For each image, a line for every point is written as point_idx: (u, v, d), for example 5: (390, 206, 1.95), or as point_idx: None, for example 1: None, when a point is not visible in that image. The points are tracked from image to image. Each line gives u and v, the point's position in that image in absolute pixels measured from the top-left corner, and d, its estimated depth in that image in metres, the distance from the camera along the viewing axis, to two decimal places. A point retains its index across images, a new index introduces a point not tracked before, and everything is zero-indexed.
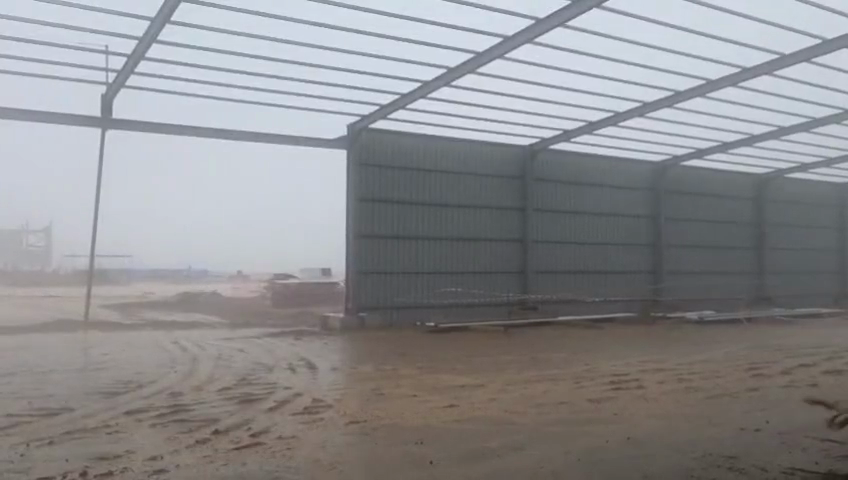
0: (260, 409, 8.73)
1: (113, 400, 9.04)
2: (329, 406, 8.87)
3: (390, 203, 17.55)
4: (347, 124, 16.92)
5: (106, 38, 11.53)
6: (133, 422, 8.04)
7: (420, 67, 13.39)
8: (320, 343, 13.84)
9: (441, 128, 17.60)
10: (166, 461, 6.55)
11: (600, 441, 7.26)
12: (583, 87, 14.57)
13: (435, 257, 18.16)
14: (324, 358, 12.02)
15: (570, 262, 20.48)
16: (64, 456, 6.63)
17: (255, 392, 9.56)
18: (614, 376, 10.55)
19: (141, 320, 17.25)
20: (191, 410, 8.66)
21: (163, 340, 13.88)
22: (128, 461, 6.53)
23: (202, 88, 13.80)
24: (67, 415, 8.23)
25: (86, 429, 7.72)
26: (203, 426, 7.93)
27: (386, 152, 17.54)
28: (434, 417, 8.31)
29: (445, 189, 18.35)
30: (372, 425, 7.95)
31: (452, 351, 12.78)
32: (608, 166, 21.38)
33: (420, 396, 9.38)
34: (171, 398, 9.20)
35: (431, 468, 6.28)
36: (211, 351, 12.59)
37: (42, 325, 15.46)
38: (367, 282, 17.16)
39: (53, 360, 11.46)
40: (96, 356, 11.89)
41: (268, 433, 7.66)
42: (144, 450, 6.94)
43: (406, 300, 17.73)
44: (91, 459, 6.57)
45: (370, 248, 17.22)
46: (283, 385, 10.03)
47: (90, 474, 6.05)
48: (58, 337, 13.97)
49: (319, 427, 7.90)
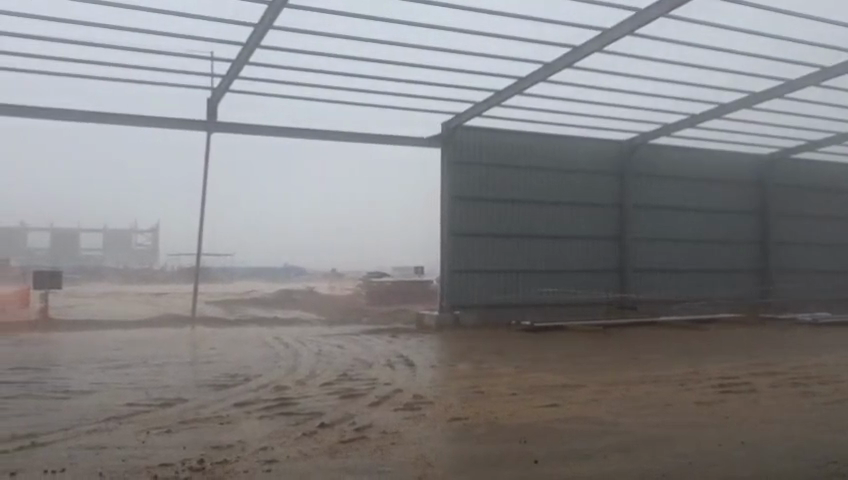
0: (362, 404, 8.86)
1: (222, 392, 9.40)
2: (429, 402, 8.91)
3: (484, 200, 17.48)
4: (442, 123, 16.98)
5: (213, 45, 12.03)
6: (243, 414, 8.33)
7: (517, 62, 13.27)
8: (416, 340, 13.95)
9: (536, 124, 17.39)
10: (277, 451, 6.73)
11: (712, 445, 6.95)
12: (686, 78, 14.07)
13: (530, 255, 17.97)
14: (421, 355, 12.10)
15: (671, 260, 19.82)
16: (181, 444, 6.92)
17: (356, 388, 9.71)
18: (722, 378, 10.12)
19: (243, 316, 17.91)
20: (296, 403, 8.89)
21: (265, 335, 14.35)
22: (239, 451, 6.73)
23: (303, 91, 14.21)
24: (181, 406, 8.62)
25: (199, 419, 8.04)
26: (309, 419, 8.11)
27: (481, 150, 17.46)
28: (537, 417, 8.18)
29: (539, 186, 18.13)
30: (473, 423, 7.91)
31: (550, 351, 12.57)
32: (710, 160, 20.57)
33: (520, 395, 9.28)
34: (277, 391, 9.50)
35: (537, 467, 6.20)
36: (312, 347, 12.90)
37: (154, 320, 16.29)
38: (462, 280, 17.15)
39: (166, 353, 12.04)
40: (205, 350, 12.45)
41: (371, 428, 7.75)
42: (255, 440, 7.17)
43: (501, 299, 17.61)
44: (207, 448, 6.82)
45: (464, 246, 17.20)
46: (383, 381, 10.16)
47: (207, 462, 6.30)
48: (169, 332, 14.69)
49: (421, 422, 7.95)
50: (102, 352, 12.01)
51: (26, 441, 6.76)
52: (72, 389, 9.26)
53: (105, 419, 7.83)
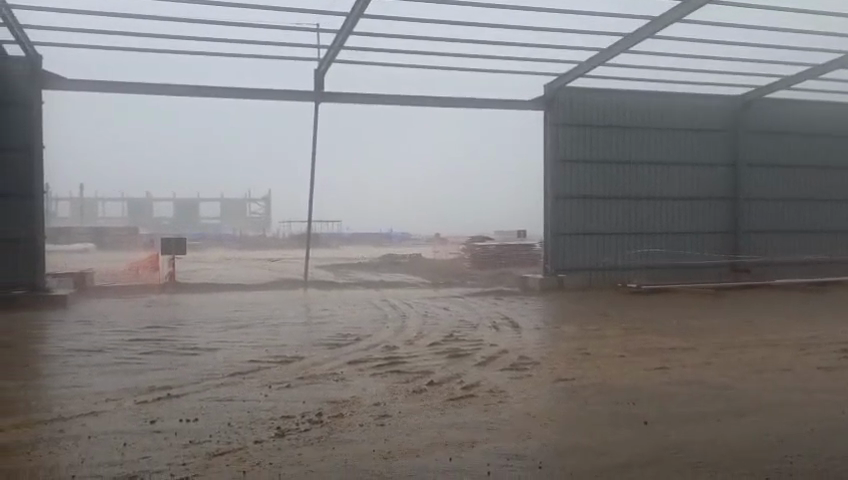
0: (470, 363, 9.10)
1: (336, 351, 9.89)
2: (535, 363, 9.02)
3: (589, 162, 17.17)
4: (545, 85, 16.75)
5: (318, 17, 12.26)
6: (356, 371, 8.74)
7: (624, 19, 12.86)
8: (520, 302, 14.04)
9: (643, 82, 16.85)
10: (389, 407, 7.05)
11: (835, 412, 6.71)
12: (808, 26, 13.18)
13: (637, 217, 17.57)
14: (526, 317, 12.20)
15: (789, 220, 18.84)
16: (301, 399, 7.36)
17: (463, 348, 9.95)
18: (846, 343, 9.64)
19: (351, 280, 18.55)
20: (405, 362, 9.23)
21: (374, 298, 14.84)
22: (355, 406, 7.08)
23: (406, 58, 14.39)
24: (298, 363, 9.14)
25: (316, 375, 8.52)
26: (419, 377, 8.42)
27: (585, 110, 17.12)
28: (646, 379, 8.11)
29: (646, 145, 17.61)
30: (580, 384, 7.97)
31: (659, 313, 12.35)
32: (834, 113, 19.28)
33: (628, 358, 9.22)
34: (387, 350, 9.89)
35: (648, 428, 6.20)
36: (419, 309, 13.26)
37: (270, 283, 17.18)
38: (566, 243, 17.02)
39: (282, 314, 12.73)
40: (318, 311, 13.04)
41: (479, 387, 7.96)
42: (369, 396, 7.53)
43: (606, 262, 17.37)
44: (324, 402, 7.24)
45: (568, 209, 17.03)
46: (489, 342, 10.34)
47: (325, 415, 6.69)
48: (284, 294, 15.47)
49: (528, 382, 8.07)
50: (224, 313, 12.81)
51: (163, 392, 7.37)
52: (199, 346, 9.97)
53: (231, 374, 8.42)
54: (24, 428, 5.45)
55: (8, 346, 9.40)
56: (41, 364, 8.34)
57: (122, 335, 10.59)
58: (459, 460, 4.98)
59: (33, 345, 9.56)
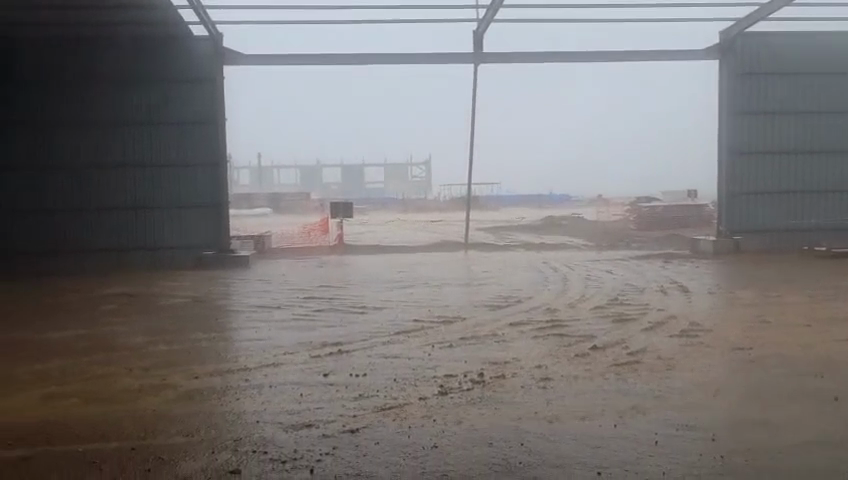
0: (635, 328, 8.78)
1: (497, 312, 9.95)
2: (707, 330, 8.53)
3: (772, 114, 15.76)
4: (721, 31, 15.53)
5: None
6: (517, 333, 8.75)
7: None
8: (690, 266, 13.31)
9: (838, 22, 15.12)
10: (552, 370, 6.98)
11: None
12: None
13: (827, 173, 15.94)
14: (697, 281, 11.56)
15: None
16: (463, 358, 7.48)
17: (628, 312, 9.63)
18: None
19: (511, 242, 18.50)
20: (567, 325, 9.10)
21: (535, 260, 14.74)
22: (517, 367, 7.09)
23: (567, 13, 13.94)
24: (460, 323, 9.31)
25: (477, 336, 8.63)
26: (581, 341, 8.26)
27: (768, 57, 15.69)
28: (837, 352, 7.39)
29: (842, 93, 15.84)
30: (758, 353, 7.42)
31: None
32: None
33: (815, 327, 8.44)
34: (548, 313, 9.79)
35: (839, 405, 5.65)
36: (581, 272, 13.00)
37: (433, 246, 17.55)
38: (743, 203, 15.85)
39: (445, 275, 13.00)
40: (480, 273, 13.18)
41: (646, 352, 7.67)
42: (530, 358, 7.50)
43: (789, 223, 15.97)
44: (486, 363, 7.31)
45: (746, 167, 15.79)
46: (656, 306, 9.93)
47: (487, 375, 6.75)
48: (446, 256, 15.77)
49: (699, 350, 7.66)
50: (389, 274, 13.30)
51: (335, 348, 7.80)
52: (366, 305, 10.45)
53: (396, 332, 8.76)
54: (215, 375, 6.00)
55: (203, 301, 10.42)
56: (229, 318, 9.16)
57: (297, 293, 11.33)
58: (624, 427, 4.83)
59: (222, 301, 10.51)
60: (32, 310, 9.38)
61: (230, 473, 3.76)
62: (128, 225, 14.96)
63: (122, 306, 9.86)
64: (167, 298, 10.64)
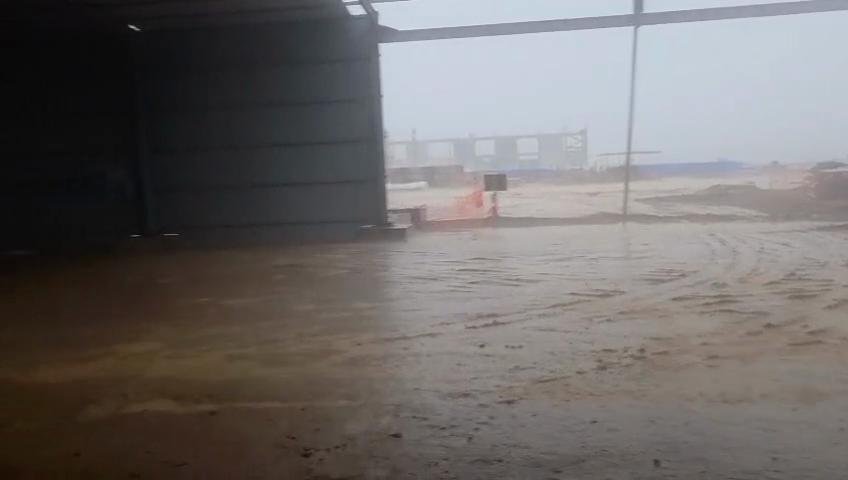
0: (817, 306, 8.04)
1: (659, 286, 9.52)
2: None
3: None
4: None
5: None
6: (681, 308, 8.33)
7: None
8: None
9: None
10: (719, 348, 6.57)
11: None
12: None
13: None
14: None
15: None
16: (623, 334, 7.21)
17: (808, 288, 8.83)
18: None
19: (674, 213, 17.56)
20: (737, 301, 8.51)
21: (700, 232, 13.91)
22: (681, 343, 6.76)
23: None
24: (618, 297, 9.00)
25: (638, 310, 8.30)
26: (753, 318, 7.69)
27: None
28: None
29: None
30: None
31: None
32: None
33: None
34: (715, 288, 9.22)
35: None
36: (753, 245, 12.08)
37: (589, 218, 17.07)
38: None
39: (602, 248, 12.62)
40: (640, 245, 12.65)
41: (829, 333, 7.00)
42: (696, 335, 7.10)
43: None
44: (647, 338, 7.01)
45: None
46: (841, 282, 9.03)
47: (648, 352, 6.48)
48: (603, 228, 15.29)
49: None
50: (544, 246, 13.12)
51: (489, 320, 7.83)
52: (521, 278, 10.38)
53: (552, 305, 8.63)
54: (375, 343, 6.23)
55: (363, 272, 10.85)
56: (388, 288, 9.48)
57: (452, 265, 11.49)
58: (803, 412, 4.45)
59: (381, 272, 10.88)
60: (212, 279, 10.25)
61: (392, 436, 3.90)
62: (278, 204, 15.88)
63: (291, 275, 10.51)
64: (330, 269, 11.17)
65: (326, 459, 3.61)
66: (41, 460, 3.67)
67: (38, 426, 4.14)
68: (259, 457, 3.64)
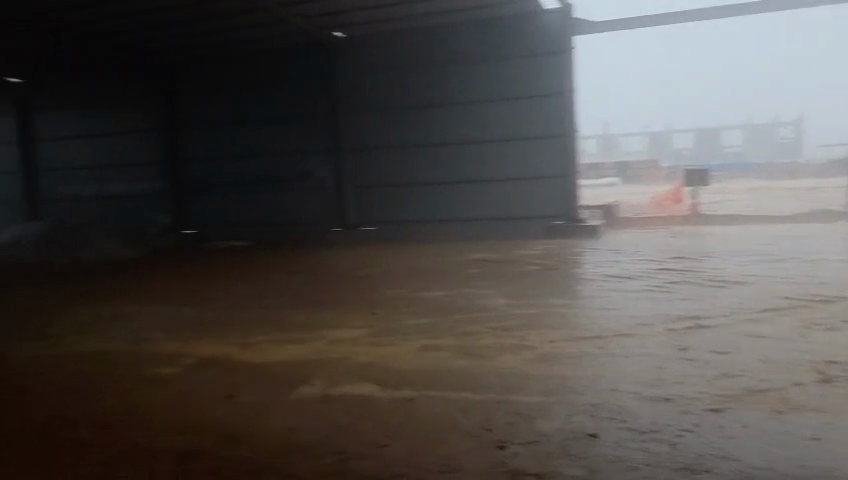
0: None
1: None
2: None
3: None
4: None
5: None
6: None
7: None
8: None
9: None
10: None
11: None
12: None
13: None
14: None
15: None
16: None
17: None
18: None
19: None
20: None
21: None
22: None
23: None
24: (842, 304, 8.08)
25: None
26: None
27: None
28: None
29: None
30: None
31: None
32: None
33: None
34: None
35: None
36: None
37: (805, 216, 15.48)
38: None
39: (821, 249, 11.40)
40: None
41: None
42: None
43: None
44: None
45: None
46: None
47: None
48: (822, 227, 13.79)
49: None
50: (752, 246, 12.12)
51: (690, 322, 7.38)
52: (726, 279, 9.68)
53: (762, 310, 7.95)
54: (570, 341, 6.12)
55: (554, 269, 10.72)
56: (580, 286, 9.28)
57: (649, 264, 10.99)
58: None
59: (572, 269, 10.67)
60: (409, 272, 10.66)
61: (588, 436, 3.81)
62: (476, 203, 15.44)
63: (483, 270, 10.65)
64: (522, 265, 11.17)
65: (521, 453, 3.62)
66: (262, 432, 4.02)
67: (262, 400, 4.53)
68: (456, 446, 3.72)
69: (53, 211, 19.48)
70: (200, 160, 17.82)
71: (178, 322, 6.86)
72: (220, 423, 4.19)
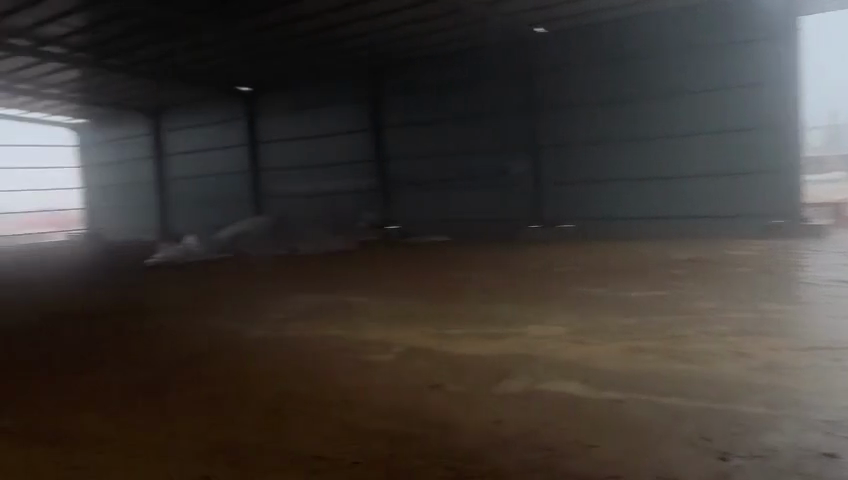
0: None
1: None
2: None
3: None
4: None
5: None
6: None
7: None
8: None
9: None
10: None
11: None
12: None
13: None
14: None
15: None
16: None
17: None
18: None
19: None
20: None
21: None
22: None
23: None
24: None
25: None
26: None
27: None
28: None
29: None
30: None
31: None
32: None
33: None
34: None
35: None
36: None
37: None
38: None
39: None
40: None
41: None
42: None
43: None
44: None
45: None
46: None
47: None
48: None
49: None
50: None
51: None
52: None
53: None
54: (793, 351, 5.52)
55: (771, 271, 9.80)
56: (803, 291, 8.38)
57: None
58: None
59: (792, 272, 9.69)
60: (607, 270, 10.31)
61: (826, 455, 3.37)
62: (671, 200, 14.59)
63: (688, 271, 10.01)
64: (731, 266, 10.34)
65: (745, 465, 3.27)
66: (471, 421, 3.85)
67: (469, 389, 4.43)
68: (671, 451, 3.45)
69: (274, 206, 21.36)
70: (399, 158, 18.61)
71: (387, 313, 7.16)
72: (423, 400, 4.26)
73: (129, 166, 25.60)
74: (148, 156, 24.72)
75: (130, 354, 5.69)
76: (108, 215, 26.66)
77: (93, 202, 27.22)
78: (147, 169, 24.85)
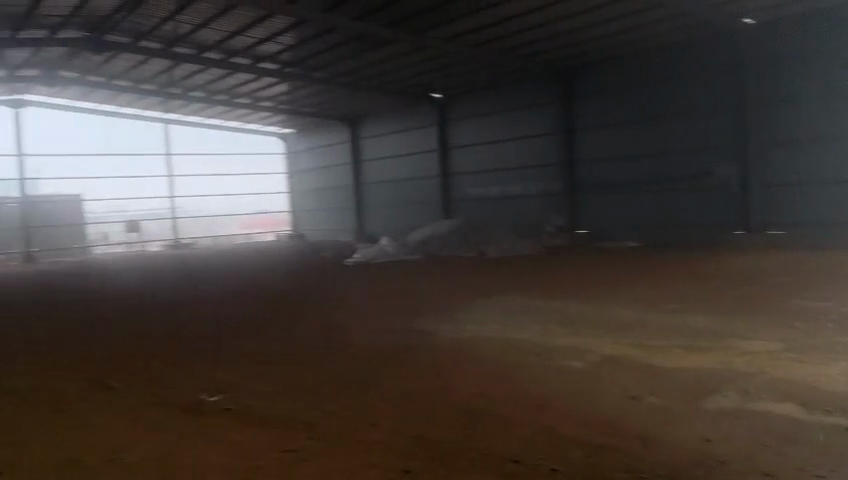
0: None
1: None
2: None
3: None
4: None
5: None
6: None
7: None
8: None
9: None
10: None
11: None
12: None
13: None
14: None
15: None
16: None
17: None
18: None
19: None
20: None
21: None
22: None
23: None
24: None
25: None
26: None
27: None
28: None
29: None
30: None
31: None
32: None
33: None
34: None
35: None
36: None
37: None
38: None
39: None
40: None
41: None
42: None
43: None
44: None
45: None
46: None
47: None
48: None
49: None
50: None
51: None
52: None
53: None
54: None
55: None
56: None
57: None
58: None
59: None
60: (821, 278, 9.30)
61: None
62: None
63: None
64: None
65: None
66: (673, 439, 3.63)
67: (670, 405, 4.18)
68: None
69: (462, 209, 21.80)
70: (588, 160, 18.17)
71: (579, 319, 6.99)
72: (622, 410, 4.10)
73: (329, 172, 27.35)
74: (347, 161, 26.26)
75: (335, 346, 6.09)
76: (311, 217, 28.70)
77: (297, 205, 29.49)
78: (345, 174, 26.42)
